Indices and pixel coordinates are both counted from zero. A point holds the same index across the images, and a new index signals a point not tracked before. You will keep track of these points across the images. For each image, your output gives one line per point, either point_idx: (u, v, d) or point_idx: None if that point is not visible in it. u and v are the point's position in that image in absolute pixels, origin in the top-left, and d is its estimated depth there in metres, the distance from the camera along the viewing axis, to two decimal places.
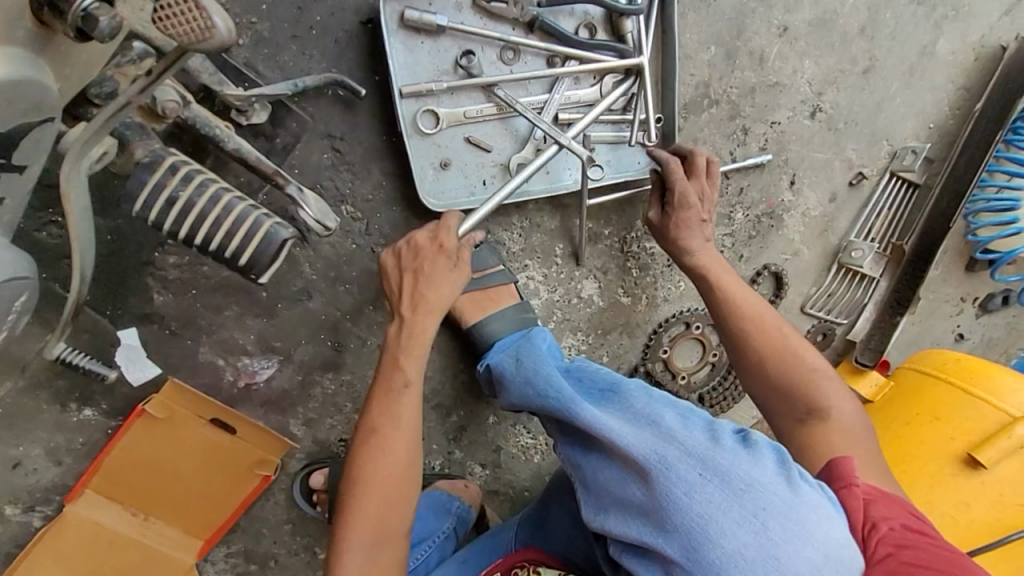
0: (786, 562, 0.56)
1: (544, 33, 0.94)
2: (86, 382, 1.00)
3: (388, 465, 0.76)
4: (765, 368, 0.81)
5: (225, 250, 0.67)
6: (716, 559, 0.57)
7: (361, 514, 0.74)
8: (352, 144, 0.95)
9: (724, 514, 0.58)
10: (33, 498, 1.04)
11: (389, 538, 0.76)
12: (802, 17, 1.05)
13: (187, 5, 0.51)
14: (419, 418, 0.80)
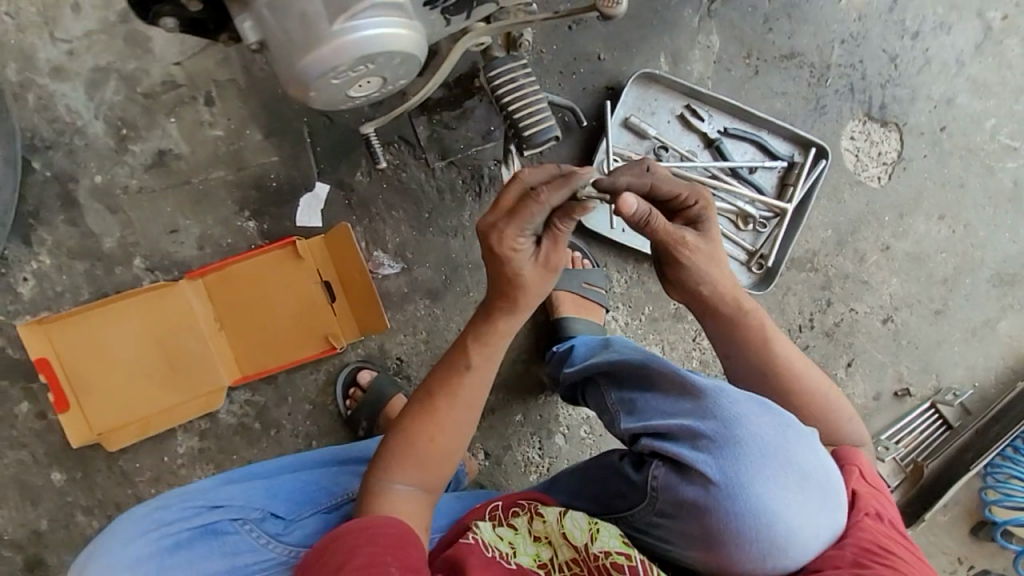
0: (794, 458, 0.72)
1: (718, 153, 1.24)
2: (267, 203, 1.22)
3: (446, 403, 0.85)
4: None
5: (520, 121, 0.92)
6: (741, 437, 0.72)
7: (408, 434, 0.84)
8: (552, 152, 1.24)
9: (755, 415, 0.74)
10: (161, 263, 1.23)
11: (432, 480, 0.84)
12: (904, 246, 1.31)
13: None
14: (482, 396, 0.87)
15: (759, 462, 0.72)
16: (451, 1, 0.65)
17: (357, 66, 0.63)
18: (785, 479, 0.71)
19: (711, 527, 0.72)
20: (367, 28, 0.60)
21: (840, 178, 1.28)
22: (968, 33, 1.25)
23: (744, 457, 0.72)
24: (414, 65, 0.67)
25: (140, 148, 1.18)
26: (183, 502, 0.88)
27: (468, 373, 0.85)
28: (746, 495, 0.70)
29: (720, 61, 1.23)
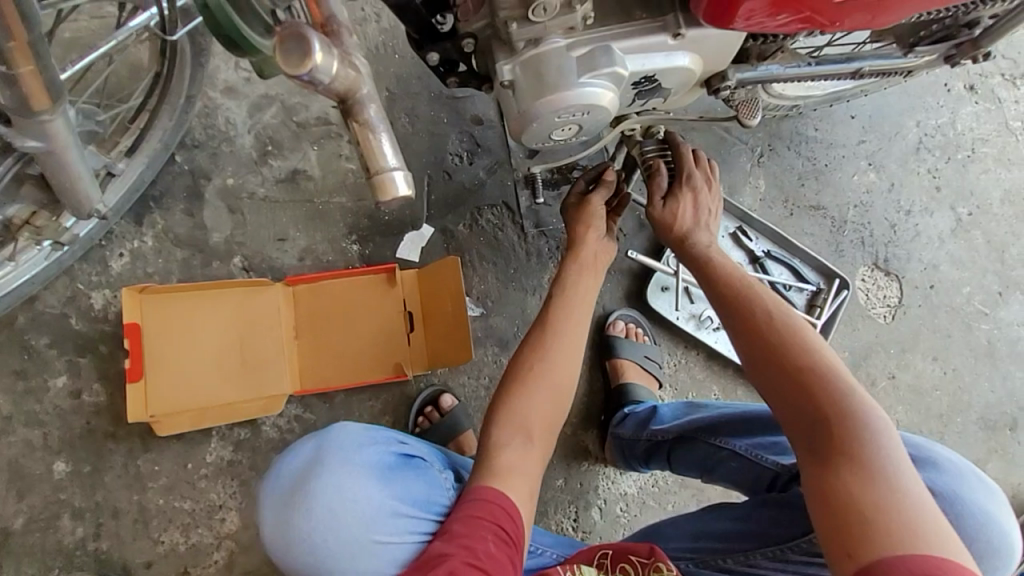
0: (974, 487, 0.76)
1: (761, 268, 1.48)
2: (375, 232, 1.35)
3: (546, 377, 1.01)
4: (809, 424, 0.76)
5: None
6: (936, 457, 0.78)
7: (518, 407, 0.98)
8: (628, 238, 1.42)
9: (932, 449, 0.80)
10: (260, 266, 1.30)
11: (542, 429, 1.00)
12: (907, 378, 1.52)
13: (750, 103, 0.97)
14: (579, 339, 1.05)
15: (961, 478, 0.76)
16: (645, 88, 0.86)
17: (569, 114, 0.83)
18: (979, 504, 0.74)
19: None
20: (588, 89, 0.80)
21: (854, 311, 1.54)
22: (946, 219, 1.62)
23: (948, 474, 0.77)
24: (604, 124, 0.87)
25: (279, 164, 1.33)
26: (378, 431, 1.05)
27: (565, 300, 1.06)
28: (963, 502, 0.74)
29: (765, 199, 1.54)
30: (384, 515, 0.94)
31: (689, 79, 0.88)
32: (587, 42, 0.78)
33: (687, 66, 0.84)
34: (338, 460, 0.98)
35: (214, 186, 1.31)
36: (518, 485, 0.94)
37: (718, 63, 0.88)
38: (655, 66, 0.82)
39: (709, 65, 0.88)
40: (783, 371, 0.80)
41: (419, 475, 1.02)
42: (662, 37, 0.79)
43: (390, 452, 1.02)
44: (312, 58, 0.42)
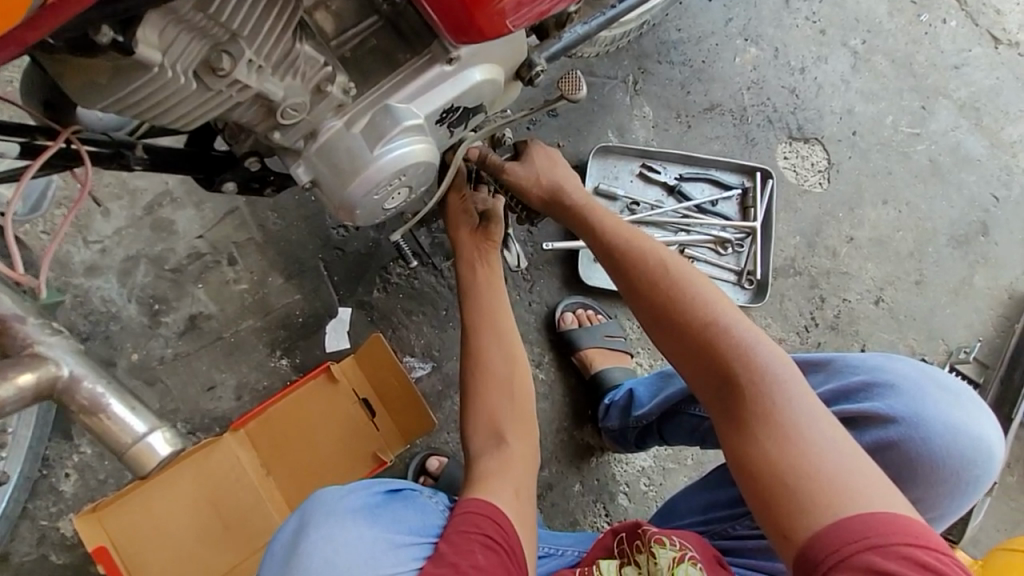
0: (930, 389, 0.83)
1: (680, 195, 1.41)
2: (296, 338, 1.30)
3: (490, 368, 0.96)
4: (713, 377, 0.76)
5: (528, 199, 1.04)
6: (891, 379, 0.83)
7: (477, 409, 0.93)
8: (542, 229, 1.37)
9: (886, 362, 0.86)
10: (201, 422, 1.26)
11: (519, 407, 0.94)
12: (864, 234, 1.46)
13: (571, 76, 0.87)
14: (511, 331, 0.99)
15: (920, 392, 0.82)
16: (452, 116, 0.78)
17: (394, 179, 0.76)
18: (939, 404, 0.82)
19: (900, 468, 0.80)
20: (391, 153, 0.73)
21: (790, 191, 1.46)
22: (842, 59, 1.54)
23: (906, 396, 0.82)
24: (431, 166, 0.79)
25: (173, 318, 1.27)
26: (355, 494, 0.79)
27: (480, 283, 1.01)
28: (924, 423, 0.79)
29: (658, 124, 1.46)
30: (386, 552, 0.73)
31: (493, 88, 0.79)
32: (362, 113, 0.71)
33: (484, 77, 0.77)
34: (322, 516, 0.76)
35: (122, 367, 1.26)
36: (505, 490, 0.84)
37: (514, 56, 0.80)
38: (444, 97, 0.74)
39: (504, 64, 0.80)
40: (689, 339, 0.79)
41: (414, 505, 0.82)
42: (436, 69, 0.72)
43: (375, 492, 0.81)
44: None
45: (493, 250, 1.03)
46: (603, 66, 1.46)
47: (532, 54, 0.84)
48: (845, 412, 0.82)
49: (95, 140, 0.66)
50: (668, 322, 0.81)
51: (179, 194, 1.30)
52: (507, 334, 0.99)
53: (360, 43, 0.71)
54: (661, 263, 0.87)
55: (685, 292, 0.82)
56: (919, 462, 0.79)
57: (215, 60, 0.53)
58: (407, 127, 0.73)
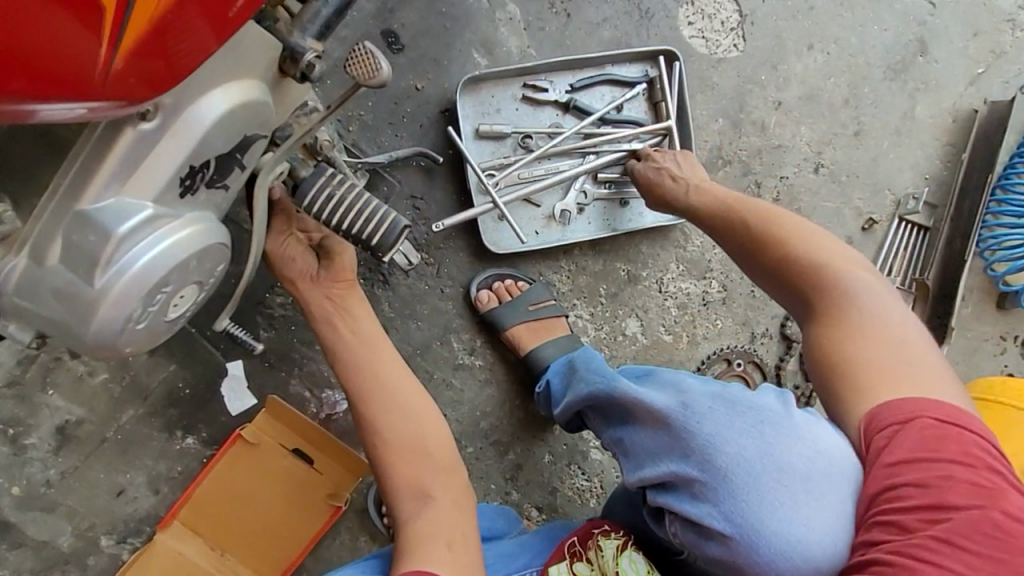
0: (780, 457, 0.72)
1: (579, 111, 1.17)
2: (192, 411, 1.12)
3: (388, 432, 0.87)
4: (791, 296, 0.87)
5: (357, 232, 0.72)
6: (721, 466, 0.73)
7: (389, 477, 0.85)
8: (429, 203, 1.14)
9: (729, 430, 0.74)
10: (127, 528, 1.12)
11: (433, 455, 0.87)
12: (792, 93, 1.26)
13: (364, 51, 0.60)
14: (404, 377, 0.90)
15: (774, 479, 0.72)
16: (208, 172, 0.59)
17: (157, 291, 0.58)
18: (779, 488, 0.71)
19: (741, 574, 0.72)
20: (132, 264, 0.55)
21: (702, 65, 1.22)
22: None
23: (735, 488, 0.72)
24: (206, 255, 0.60)
25: (37, 436, 1.07)
26: None
27: (351, 341, 0.89)
28: (750, 532, 0.70)
29: (530, 23, 1.16)
30: None
31: (247, 116, 0.59)
32: (49, 237, 0.53)
33: (224, 109, 0.56)
34: None
35: (7, 504, 1.08)
36: (437, 550, 0.78)
37: (257, 62, 0.59)
38: (173, 158, 0.55)
39: (249, 77, 0.59)
40: (793, 272, 0.86)
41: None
42: (128, 133, 0.53)
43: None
44: None
45: (347, 296, 0.91)
46: None
47: (293, 35, 0.60)
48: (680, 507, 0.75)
49: None
50: (766, 250, 0.89)
51: None
52: (402, 387, 0.89)
53: None
54: (800, 234, 0.88)
55: (793, 232, 0.88)
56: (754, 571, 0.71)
57: None
58: (132, 228, 0.54)
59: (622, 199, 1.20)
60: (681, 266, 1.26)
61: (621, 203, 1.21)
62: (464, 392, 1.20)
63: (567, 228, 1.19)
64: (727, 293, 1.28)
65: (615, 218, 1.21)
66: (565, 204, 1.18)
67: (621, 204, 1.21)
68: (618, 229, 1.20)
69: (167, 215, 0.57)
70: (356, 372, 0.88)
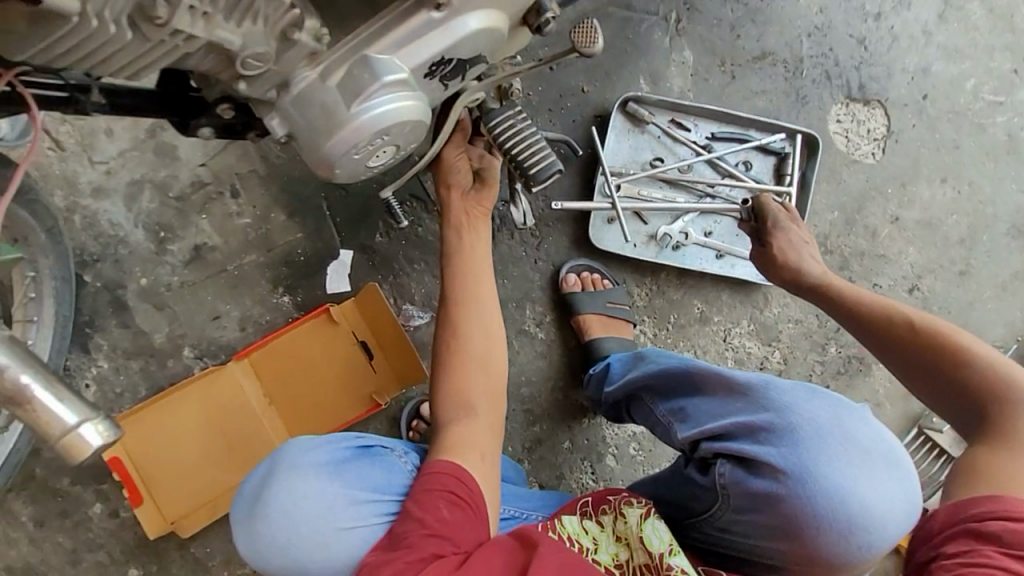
0: (846, 432, 0.80)
1: (710, 159, 1.29)
2: (298, 276, 1.30)
3: (464, 338, 0.98)
4: (919, 378, 0.87)
5: (520, 158, 0.86)
6: (795, 424, 0.79)
7: (448, 377, 0.96)
8: (555, 185, 1.29)
9: (803, 399, 0.81)
10: (209, 349, 1.30)
11: (491, 373, 0.97)
12: (912, 215, 1.32)
13: (588, 26, 0.76)
14: (491, 299, 1.01)
15: (838, 444, 0.79)
16: (444, 69, 0.70)
17: (379, 136, 0.70)
18: (841, 454, 0.78)
19: (787, 519, 0.78)
20: (372, 110, 0.66)
21: (836, 160, 1.32)
22: (928, 5, 1.31)
23: (804, 444, 0.78)
24: (418, 127, 0.72)
25: (179, 246, 1.28)
26: (325, 449, 0.89)
27: (465, 250, 1.02)
28: (813, 479, 0.77)
29: (698, 72, 1.31)
30: (345, 508, 0.84)
31: (491, 39, 0.70)
32: (341, 63, 0.63)
33: (481, 26, 0.67)
34: (289, 469, 0.86)
35: (133, 290, 1.29)
36: (471, 455, 0.88)
37: (519, 2, 0.70)
38: (432, 49, 0.66)
39: (505, 10, 0.69)
40: (919, 354, 0.87)
41: (379, 462, 0.90)
42: (421, 15, 0.63)
43: (345, 447, 0.90)
44: None
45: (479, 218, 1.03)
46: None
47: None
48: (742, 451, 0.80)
49: (38, 82, 0.61)
50: (896, 335, 0.90)
51: None
52: (486, 309, 1.00)
53: None
54: (936, 325, 0.87)
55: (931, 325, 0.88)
56: (803, 518, 0.77)
57: (149, 7, 0.46)
58: (390, 83, 0.65)
59: (718, 250, 1.30)
60: (751, 326, 1.33)
61: (716, 254, 1.30)
62: (518, 356, 1.31)
63: (660, 254, 1.30)
64: (785, 367, 1.33)
65: (707, 262, 1.30)
66: (669, 231, 1.28)
67: (715, 255, 1.30)
68: (706, 270, 1.30)
69: (405, 84, 0.67)
70: (457, 277, 1.00)
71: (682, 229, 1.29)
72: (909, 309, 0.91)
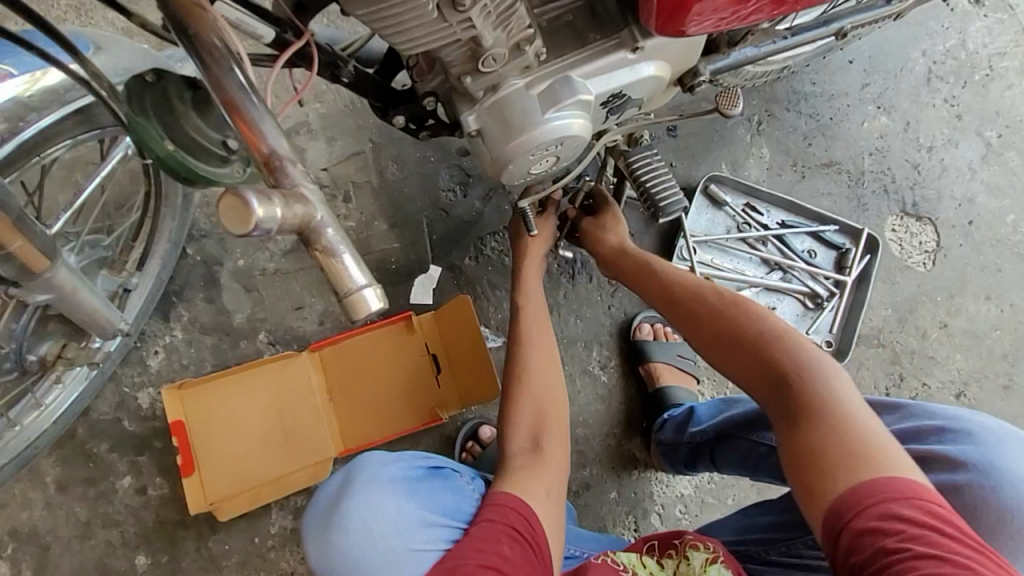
0: (1022, 444, 0.82)
1: (779, 242, 1.42)
2: (385, 283, 1.37)
3: (530, 379, 1.02)
4: (770, 384, 0.85)
5: (655, 193, 0.99)
6: (970, 428, 0.83)
7: (510, 416, 1.00)
8: (636, 241, 1.40)
9: (975, 415, 0.87)
10: (284, 337, 1.34)
11: (553, 416, 1.01)
12: (959, 324, 1.42)
13: (730, 93, 0.91)
14: (551, 347, 1.08)
15: (1012, 448, 0.81)
16: (614, 103, 0.83)
17: (551, 146, 0.81)
18: (1020, 456, 0.80)
19: (971, 511, 0.77)
20: (553, 122, 0.78)
21: (891, 263, 1.44)
22: (973, 147, 1.51)
23: (981, 442, 0.81)
24: (580, 144, 0.84)
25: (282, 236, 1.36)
26: (397, 466, 0.89)
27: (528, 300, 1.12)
28: (998, 472, 0.77)
29: (773, 168, 1.48)
30: (418, 528, 0.82)
31: (655, 87, 0.84)
32: (544, 78, 0.76)
33: (654, 74, 0.81)
34: (365, 482, 0.85)
35: (227, 269, 1.35)
36: (536, 491, 0.90)
37: (684, 62, 0.84)
38: (615, 84, 0.79)
39: (671, 66, 0.84)
40: (757, 353, 0.88)
41: (448, 484, 0.92)
42: (618, 55, 0.77)
43: (417, 466, 0.92)
44: (254, 215, 0.38)
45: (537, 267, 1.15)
46: None
47: (699, 63, 0.88)
48: (916, 449, 0.84)
49: (323, 48, 0.74)
50: (720, 326, 0.93)
51: (316, 126, 1.39)
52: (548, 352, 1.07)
53: (557, 16, 0.76)
54: (761, 312, 0.92)
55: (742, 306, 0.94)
56: (988, 510, 0.76)
57: None
58: (576, 103, 0.77)
59: None
60: None
61: None
62: (579, 395, 1.34)
63: None
64: None
65: None
66: None
67: None
68: None
69: (586, 106, 0.79)
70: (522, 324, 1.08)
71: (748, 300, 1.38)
72: (717, 291, 0.98)
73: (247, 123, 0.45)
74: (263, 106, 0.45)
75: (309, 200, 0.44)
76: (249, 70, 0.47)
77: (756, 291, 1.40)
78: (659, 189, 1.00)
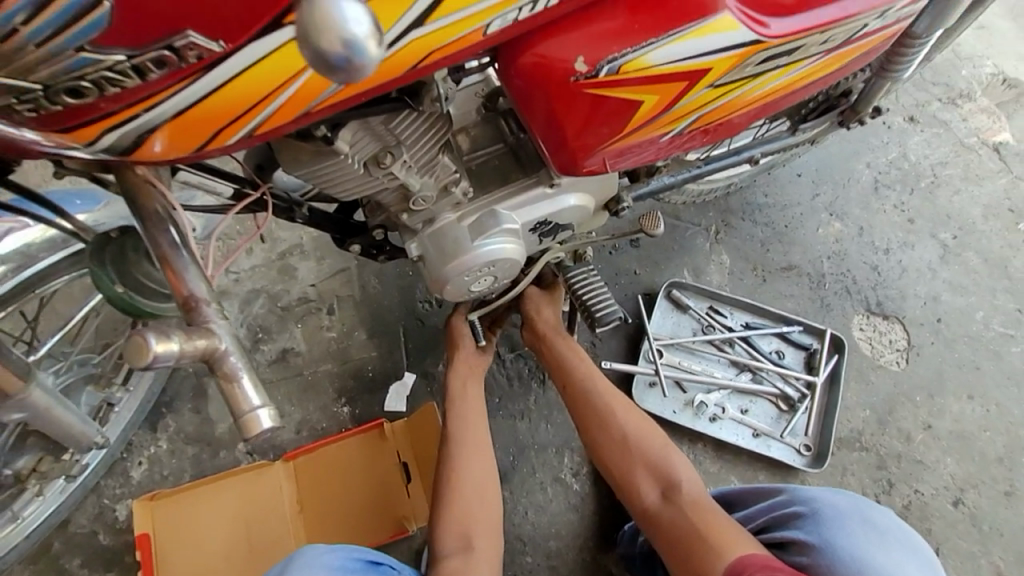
0: (858, 511, 0.86)
1: (746, 343, 1.45)
2: (361, 390, 1.43)
3: (461, 480, 1.07)
4: (651, 479, 0.99)
5: (593, 306, 1.07)
6: (818, 508, 0.88)
7: (449, 515, 1.04)
8: (603, 346, 1.46)
9: (821, 491, 0.91)
10: (262, 446, 1.38)
11: (486, 510, 1.07)
12: (944, 424, 1.38)
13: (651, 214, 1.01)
14: (483, 442, 1.12)
15: (846, 520, 0.85)
16: (544, 228, 0.94)
17: (487, 266, 0.90)
18: (864, 531, 0.83)
19: None
20: (484, 246, 0.88)
21: (863, 362, 1.45)
22: (930, 247, 1.57)
23: (824, 522, 0.85)
24: (515, 264, 0.93)
25: (269, 347, 1.46)
26: (340, 554, 0.92)
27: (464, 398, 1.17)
28: (833, 549, 0.81)
29: (733, 273, 1.55)
30: None
31: (581, 213, 0.95)
32: (474, 211, 0.88)
33: (576, 203, 0.92)
34: (304, 565, 0.90)
35: None
36: None
37: (605, 191, 0.96)
38: (540, 212, 0.90)
39: (594, 195, 0.95)
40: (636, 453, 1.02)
41: None
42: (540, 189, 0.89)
43: (357, 558, 0.94)
44: (151, 350, 0.50)
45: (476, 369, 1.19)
46: (688, 212, 1.60)
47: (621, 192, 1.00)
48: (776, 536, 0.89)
49: (278, 195, 0.87)
50: (603, 424, 1.05)
51: (307, 248, 1.54)
52: (480, 449, 1.12)
53: (485, 161, 0.90)
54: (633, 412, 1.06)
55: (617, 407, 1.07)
56: None
57: (382, 157, 0.74)
58: (507, 231, 0.89)
59: (755, 428, 1.37)
60: None
61: (753, 432, 1.37)
62: (550, 504, 1.32)
63: (697, 423, 1.37)
64: None
65: (744, 439, 1.36)
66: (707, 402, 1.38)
67: (752, 433, 1.37)
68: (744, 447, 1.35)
69: (513, 230, 0.89)
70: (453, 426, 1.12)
71: (719, 403, 1.39)
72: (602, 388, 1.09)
73: (175, 272, 0.58)
74: (190, 258, 0.60)
75: (216, 334, 0.56)
76: (184, 230, 0.63)
77: (728, 393, 1.40)
78: (597, 302, 1.08)
